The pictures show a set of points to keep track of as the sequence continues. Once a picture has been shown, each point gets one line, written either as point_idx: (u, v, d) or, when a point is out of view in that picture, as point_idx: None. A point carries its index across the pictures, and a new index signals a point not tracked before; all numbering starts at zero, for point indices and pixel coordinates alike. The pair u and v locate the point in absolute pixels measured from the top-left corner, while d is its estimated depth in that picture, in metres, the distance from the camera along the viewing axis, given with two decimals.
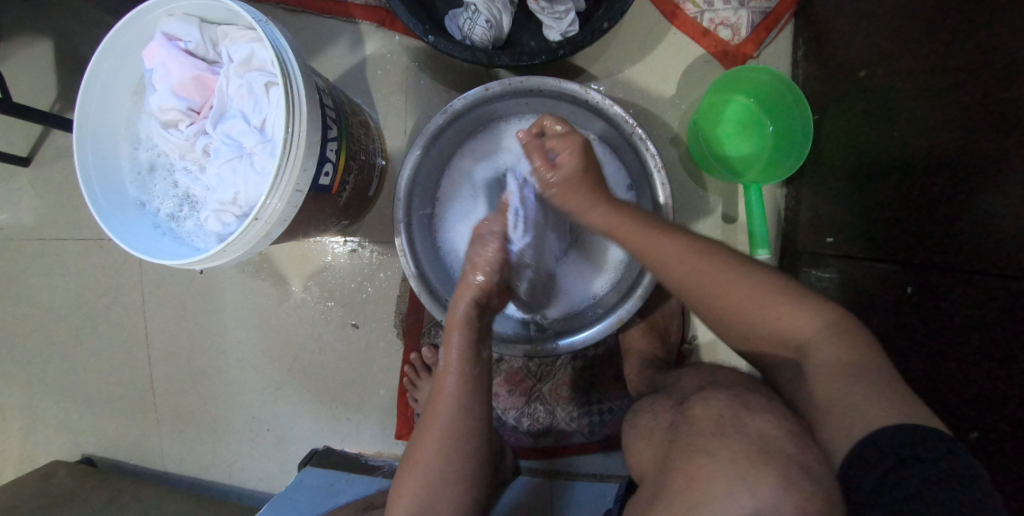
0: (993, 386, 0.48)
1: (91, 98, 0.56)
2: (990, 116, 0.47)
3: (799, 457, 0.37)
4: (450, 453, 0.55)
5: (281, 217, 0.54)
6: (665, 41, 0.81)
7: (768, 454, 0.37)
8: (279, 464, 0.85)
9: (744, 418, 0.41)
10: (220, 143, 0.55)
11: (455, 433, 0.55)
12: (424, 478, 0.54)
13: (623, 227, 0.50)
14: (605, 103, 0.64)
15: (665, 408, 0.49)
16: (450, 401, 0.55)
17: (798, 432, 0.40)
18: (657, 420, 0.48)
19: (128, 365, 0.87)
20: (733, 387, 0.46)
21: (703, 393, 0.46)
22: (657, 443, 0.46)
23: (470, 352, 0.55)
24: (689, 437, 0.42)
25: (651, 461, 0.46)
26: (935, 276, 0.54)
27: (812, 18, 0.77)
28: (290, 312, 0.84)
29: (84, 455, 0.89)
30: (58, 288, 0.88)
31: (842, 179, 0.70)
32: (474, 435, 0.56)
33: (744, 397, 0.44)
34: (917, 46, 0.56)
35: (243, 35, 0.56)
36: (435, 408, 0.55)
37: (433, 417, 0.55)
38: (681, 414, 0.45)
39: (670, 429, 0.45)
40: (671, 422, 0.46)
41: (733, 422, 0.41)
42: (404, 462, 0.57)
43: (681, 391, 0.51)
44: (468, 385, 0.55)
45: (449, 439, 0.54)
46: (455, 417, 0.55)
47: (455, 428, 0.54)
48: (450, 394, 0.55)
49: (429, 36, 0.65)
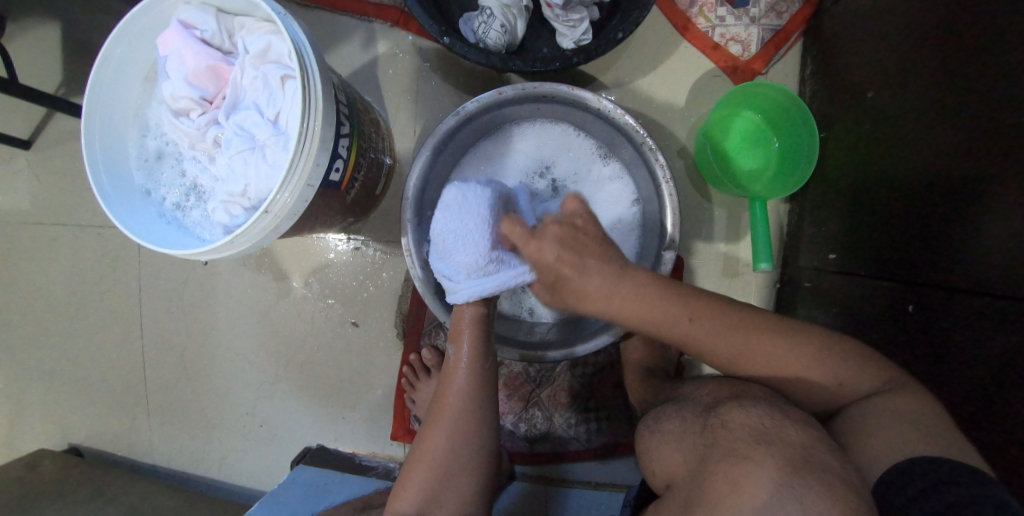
0: (990, 407, 0.48)
1: (102, 83, 0.55)
2: (999, 140, 0.48)
3: (841, 471, 0.38)
4: (460, 449, 0.55)
5: (291, 211, 0.54)
6: (676, 54, 0.82)
7: (811, 465, 0.37)
8: (270, 461, 0.84)
9: (786, 428, 0.41)
10: (232, 134, 0.55)
11: (463, 429, 0.56)
12: (432, 475, 0.54)
13: (664, 310, 0.49)
14: (616, 112, 0.65)
15: (695, 414, 0.49)
16: (460, 394, 0.56)
17: (833, 446, 0.41)
18: (686, 426, 0.48)
19: (121, 355, 0.86)
20: (768, 399, 0.46)
21: (741, 400, 0.46)
22: (686, 449, 0.45)
23: (482, 348, 0.58)
24: (728, 441, 0.41)
25: (678, 467, 0.45)
26: (933, 296, 0.56)
27: (820, 38, 0.78)
28: (290, 308, 0.83)
29: (71, 445, 0.87)
30: (52, 274, 0.86)
31: (846, 198, 0.71)
32: (482, 436, 0.57)
33: (786, 410, 0.44)
34: (923, 71, 0.58)
35: (260, 27, 0.55)
36: (442, 407, 0.56)
37: (440, 416, 0.56)
38: (714, 419, 0.45)
39: (702, 433, 0.45)
40: (702, 427, 0.46)
41: (774, 430, 0.41)
42: (407, 461, 0.57)
43: (707, 399, 0.51)
44: (475, 385, 0.57)
45: (457, 436, 0.55)
46: (466, 410, 0.56)
47: (462, 427, 0.55)
48: (459, 392, 0.56)
49: (444, 37, 0.65)
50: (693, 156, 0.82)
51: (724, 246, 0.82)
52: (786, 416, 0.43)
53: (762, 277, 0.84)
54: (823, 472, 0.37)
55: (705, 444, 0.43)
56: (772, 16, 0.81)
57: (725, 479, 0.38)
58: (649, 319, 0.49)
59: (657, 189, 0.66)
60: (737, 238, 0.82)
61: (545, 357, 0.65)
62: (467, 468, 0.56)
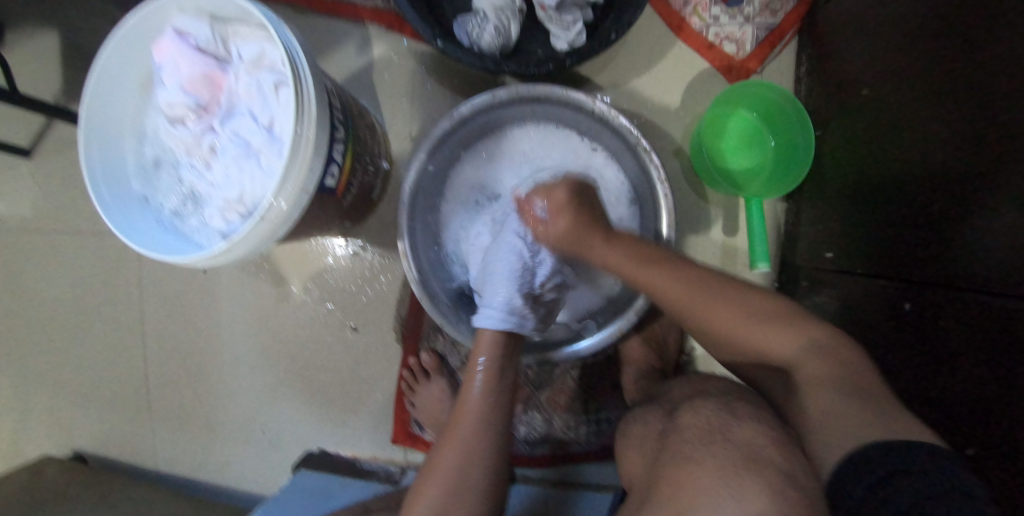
0: (987, 404, 0.48)
1: (99, 92, 0.56)
2: (989, 137, 0.48)
3: (796, 468, 0.38)
4: (474, 461, 0.55)
5: (287, 217, 0.54)
6: (671, 53, 0.82)
7: (759, 462, 0.38)
8: (272, 465, 0.84)
9: (731, 427, 0.42)
10: (229, 141, 0.56)
11: (479, 438, 0.56)
12: (444, 486, 0.53)
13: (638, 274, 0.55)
14: (610, 113, 0.65)
15: (656, 417, 0.50)
16: (469, 424, 0.56)
17: (788, 442, 0.41)
18: (646, 429, 0.50)
19: (123, 360, 0.86)
20: (718, 398, 0.48)
21: (693, 401, 0.47)
22: (647, 451, 0.47)
23: (492, 383, 0.59)
24: (678, 443, 0.43)
25: (638, 468, 0.47)
26: (931, 293, 0.55)
27: (816, 35, 0.78)
28: (288, 313, 0.84)
29: (75, 451, 0.88)
30: (53, 281, 0.87)
31: (841, 195, 0.71)
32: (491, 449, 0.56)
33: (737, 409, 0.45)
34: (917, 67, 0.58)
35: (254, 34, 0.56)
36: (459, 416, 0.57)
37: (458, 425, 0.57)
38: (673, 421, 0.47)
39: (658, 435, 0.47)
40: (660, 429, 0.47)
41: (719, 430, 0.42)
42: (421, 471, 0.56)
43: (670, 401, 0.52)
44: (496, 399, 0.58)
45: (471, 447, 0.55)
46: (473, 440, 0.56)
47: (476, 439, 0.56)
48: (475, 403, 0.58)
49: (437, 41, 0.66)
50: (689, 155, 0.82)
51: (721, 246, 0.82)
52: (734, 415, 0.44)
53: (760, 276, 0.84)
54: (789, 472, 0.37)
55: (659, 446, 0.45)
56: (766, 14, 0.80)
57: (673, 480, 0.40)
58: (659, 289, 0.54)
59: (653, 189, 0.66)
60: (733, 238, 0.82)
61: (550, 359, 0.66)
62: (478, 484, 0.54)
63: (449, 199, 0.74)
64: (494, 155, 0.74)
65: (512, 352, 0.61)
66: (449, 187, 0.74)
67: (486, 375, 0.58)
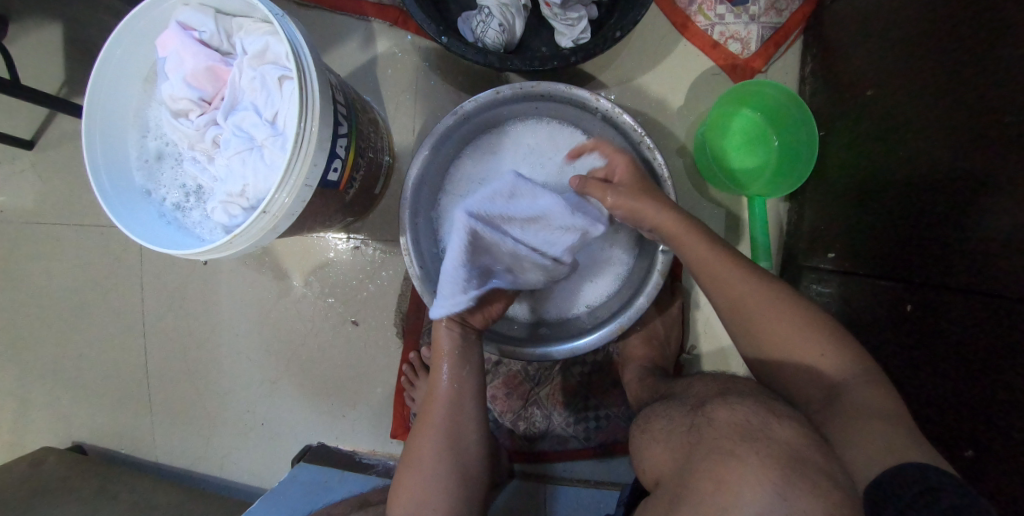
0: (987, 405, 0.48)
1: (102, 84, 0.56)
2: (992, 139, 0.48)
3: (799, 466, 0.38)
4: (445, 453, 0.57)
5: (290, 211, 0.54)
6: (675, 52, 0.82)
7: (766, 461, 0.38)
8: (272, 459, 0.84)
9: (773, 425, 0.41)
10: (230, 134, 0.55)
11: (450, 430, 0.57)
12: (421, 476, 0.55)
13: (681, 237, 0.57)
14: (614, 110, 0.64)
15: (683, 413, 0.50)
16: (442, 403, 0.59)
17: (820, 441, 0.41)
18: (672, 425, 0.49)
19: (125, 353, 0.86)
20: (754, 396, 0.47)
21: (727, 398, 0.46)
22: (674, 447, 0.46)
23: (459, 360, 0.60)
24: (713, 439, 0.42)
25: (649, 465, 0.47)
26: (931, 295, 0.55)
27: (821, 35, 0.78)
28: (290, 307, 0.84)
29: (75, 442, 0.88)
30: (56, 274, 0.87)
31: (844, 196, 0.71)
32: (465, 439, 0.58)
33: (773, 406, 0.44)
34: (922, 69, 0.58)
35: (258, 28, 0.56)
36: (428, 409, 0.59)
37: (428, 419, 0.58)
38: (701, 417, 0.46)
39: (688, 431, 0.46)
40: (689, 425, 0.46)
41: (758, 427, 0.41)
42: (402, 461, 0.58)
43: (696, 398, 0.52)
44: (461, 391, 0.59)
45: (443, 438, 0.57)
46: (446, 417, 0.58)
47: (446, 430, 0.57)
48: (444, 396, 0.59)
49: (442, 36, 0.65)
50: (692, 154, 0.82)
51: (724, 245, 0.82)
52: (772, 412, 0.43)
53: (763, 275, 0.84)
54: (816, 471, 0.37)
55: (691, 441, 0.44)
56: (772, 14, 0.81)
57: (711, 477, 0.39)
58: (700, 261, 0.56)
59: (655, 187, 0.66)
60: (736, 236, 0.82)
61: (550, 355, 0.65)
62: (452, 472, 0.56)
63: (452, 193, 0.74)
64: (497, 149, 0.74)
65: (474, 345, 0.62)
66: (451, 180, 0.74)
67: (449, 352, 0.60)
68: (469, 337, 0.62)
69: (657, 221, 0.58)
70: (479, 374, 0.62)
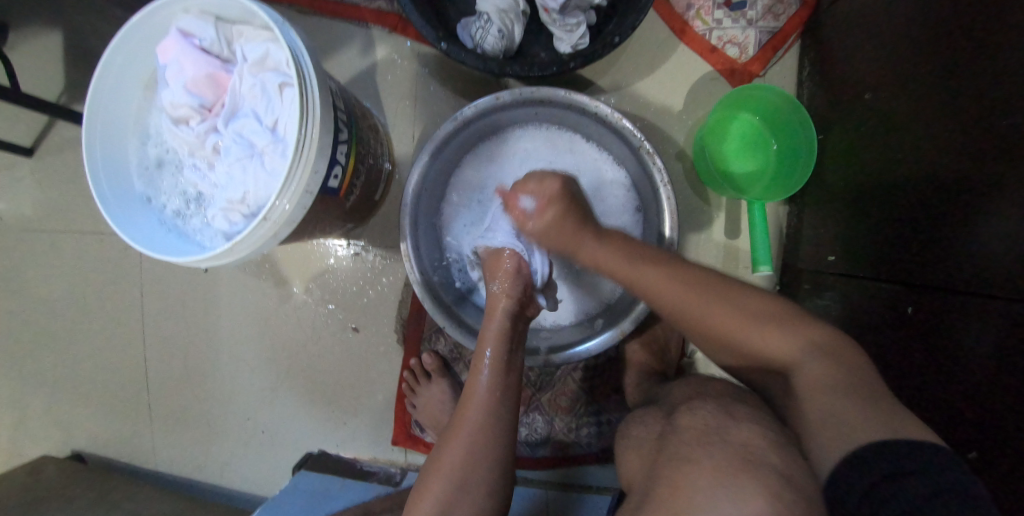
0: (992, 408, 0.47)
1: (103, 91, 0.56)
2: (993, 141, 0.48)
3: (799, 471, 0.38)
4: (475, 458, 0.54)
5: (290, 218, 0.54)
6: (673, 56, 0.82)
7: (764, 465, 0.38)
8: (272, 466, 0.84)
9: (727, 426, 0.43)
10: (231, 142, 0.55)
11: (480, 438, 0.55)
12: (448, 483, 0.53)
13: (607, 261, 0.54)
14: (613, 116, 0.64)
15: (656, 420, 0.50)
16: (481, 404, 0.56)
17: (782, 442, 0.42)
18: (645, 432, 0.50)
19: (125, 361, 0.86)
20: (737, 400, 0.47)
21: (690, 403, 0.48)
22: (643, 453, 0.47)
23: (502, 362, 0.58)
24: (674, 443, 0.43)
25: (636, 471, 0.47)
26: (932, 298, 0.55)
27: (819, 39, 0.78)
28: (290, 313, 0.84)
29: (74, 451, 0.87)
30: (55, 281, 0.87)
31: (842, 200, 0.72)
32: (501, 445, 0.56)
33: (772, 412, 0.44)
34: (920, 73, 0.58)
35: (258, 35, 0.56)
36: (463, 415, 0.56)
37: (463, 419, 0.56)
38: (670, 426, 0.47)
39: (656, 437, 0.47)
40: (659, 434, 0.47)
41: (740, 432, 0.41)
42: (427, 467, 0.56)
43: (669, 403, 0.52)
44: (500, 396, 0.57)
45: (475, 448, 0.54)
46: (485, 420, 0.55)
47: (481, 439, 0.54)
48: (483, 401, 0.56)
49: (440, 43, 0.66)
50: (691, 158, 0.82)
51: (723, 249, 0.82)
52: (732, 415, 0.45)
53: (761, 279, 0.84)
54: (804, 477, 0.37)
55: (656, 447, 0.45)
56: (769, 18, 0.81)
57: (668, 481, 0.40)
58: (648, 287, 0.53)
59: (656, 192, 0.66)
60: (735, 240, 0.82)
61: (550, 361, 0.65)
62: (486, 474, 0.54)
63: (452, 202, 0.74)
64: (496, 157, 0.74)
65: (519, 350, 0.60)
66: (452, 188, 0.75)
67: (494, 358, 0.57)
68: (514, 341, 0.60)
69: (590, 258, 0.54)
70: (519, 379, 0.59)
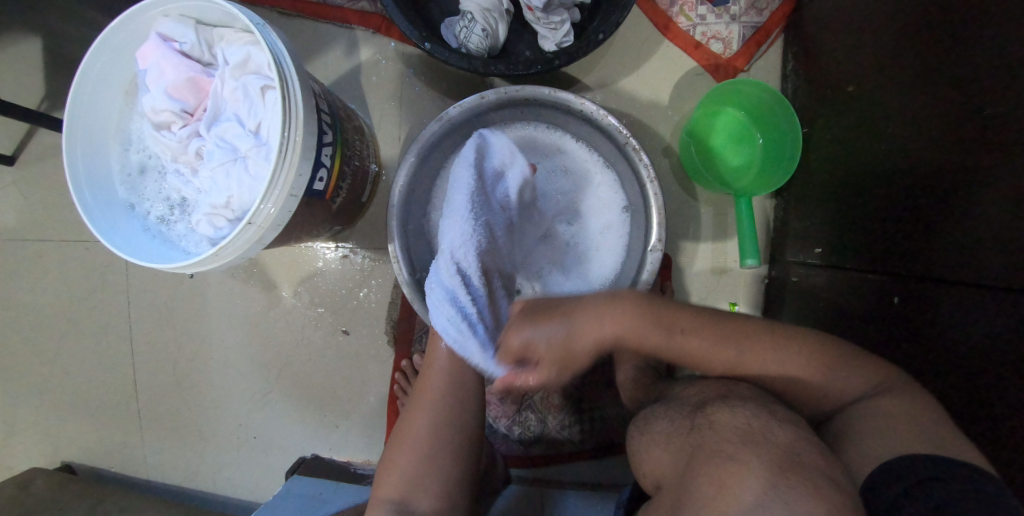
0: (979, 394, 0.48)
1: (82, 97, 0.55)
2: (974, 133, 0.48)
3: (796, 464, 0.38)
4: (438, 421, 0.58)
5: (276, 221, 0.54)
6: (658, 53, 0.83)
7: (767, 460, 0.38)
8: (265, 472, 0.83)
9: (755, 430, 0.42)
10: (214, 146, 0.55)
11: (441, 401, 0.59)
12: (413, 443, 0.57)
13: (638, 331, 0.53)
14: (599, 113, 0.65)
15: (682, 414, 0.50)
16: (441, 370, 0.60)
17: (816, 441, 0.41)
18: (671, 427, 0.50)
19: (114, 369, 0.85)
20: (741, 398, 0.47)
21: (728, 401, 0.47)
22: (673, 450, 0.47)
23: None
24: (715, 442, 0.42)
25: (666, 468, 0.47)
26: (916, 287, 0.56)
27: (801, 33, 0.79)
28: (280, 318, 0.83)
29: (63, 462, 0.86)
30: (41, 291, 0.86)
31: (827, 193, 0.72)
32: (462, 409, 0.59)
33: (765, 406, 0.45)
34: (903, 65, 0.58)
35: (239, 38, 0.55)
36: (426, 379, 0.60)
37: (426, 385, 0.60)
38: (702, 418, 0.47)
39: (689, 433, 0.47)
40: (689, 427, 0.47)
41: (747, 431, 0.41)
42: (396, 430, 0.60)
43: (693, 400, 0.52)
44: (458, 362, 0.60)
45: (436, 407, 0.58)
46: (444, 385, 0.59)
47: (439, 399, 0.59)
48: (440, 373, 0.60)
49: (425, 43, 0.65)
50: (677, 154, 0.82)
51: (712, 244, 0.83)
52: (774, 417, 0.44)
53: (750, 273, 0.84)
54: (805, 468, 0.38)
55: (691, 444, 0.45)
56: (752, 13, 0.82)
57: (709, 479, 0.39)
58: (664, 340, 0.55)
59: (642, 189, 0.66)
60: (725, 235, 0.83)
61: None
62: (448, 437, 0.58)
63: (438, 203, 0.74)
64: None
65: None
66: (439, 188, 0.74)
67: None
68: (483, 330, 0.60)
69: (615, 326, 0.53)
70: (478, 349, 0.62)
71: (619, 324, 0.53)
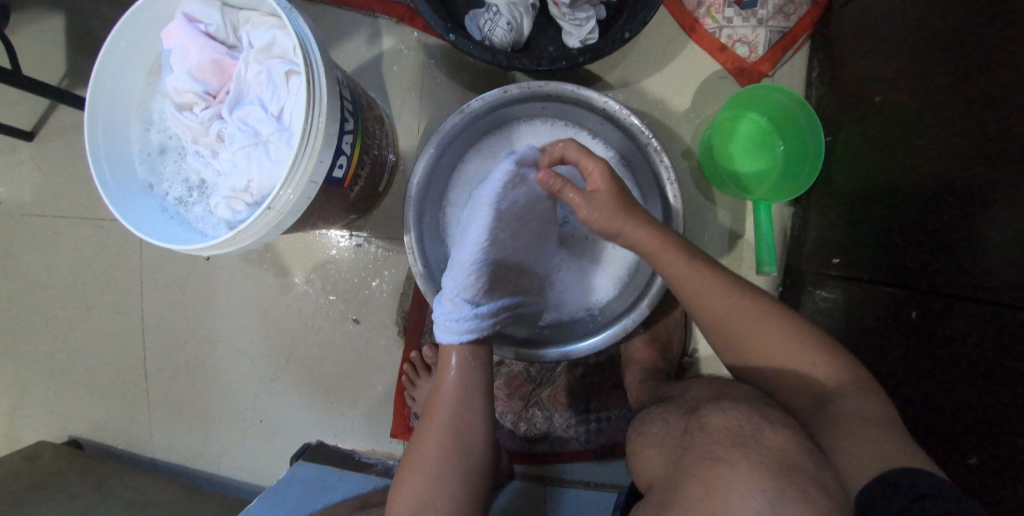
0: (992, 412, 0.47)
1: (106, 75, 0.55)
2: (999, 148, 0.48)
3: (792, 471, 0.38)
4: (447, 451, 0.56)
5: (295, 207, 0.54)
6: (682, 54, 0.82)
7: (764, 467, 0.38)
8: (270, 456, 0.84)
9: (750, 432, 0.41)
10: (235, 129, 0.55)
11: (450, 430, 0.56)
12: (422, 473, 0.54)
13: (660, 252, 0.54)
14: (621, 112, 0.64)
15: (677, 417, 0.50)
16: (448, 397, 0.57)
17: (814, 449, 0.41)
18: (666, 429, 0.49)
19: (125, 347, 0.86)
20: (743, 401, 0.47)
21: (721, 402, 0.46)
22: (665, 452, 0.46)
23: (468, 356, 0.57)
24: (705, 444, 0.42)
25: (658, 469, 0.47)
26: (935, 302, 0.55)
27: (829, 40, 0.77)
28: (291, 304, 0.83)
29: (71, 437, 0.87)
30: (55, 266, 0.86)
31: (847, 203, 0.71)
32: (472, 435, 0.57)
33: (767, 412, 0.44)
34: (931, 76, 0.57)
35: (265, 21, 0.55)
36: (433, 407, 0.58)
37: (434, 414, 0.57)
38: (695, 422, 0.46)
39: (682, 435, 0.46)
40: (683, 430, 0.46)
41: (742, 434, 0.41)
42: (405, 458, 0.57)
43: (691, 401, 0.52)
44: (467, 386, 0.57)
45: (445, 437, 0.56)
46: (453, 414, 0.57)
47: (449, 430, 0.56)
48: (448, 398, 0.57)
49: (449, 34, 0.65)
50: (697, 156, 0.82)
51: (727, 249, 0.82)
52: (769, 420, 0.43)
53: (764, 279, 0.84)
54: (800, 475, 0.38)
55: (683, 446, 0.44)
56: (780, 17, 0.80)
57: (700, 480, 0.39)
58: (694, 289, 0.54)
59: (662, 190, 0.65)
60: (739, 240, 0.82)
61: (539, 356, 0.65)
62: (458, 467, 0.55)
63: (456, 195, 0.73)
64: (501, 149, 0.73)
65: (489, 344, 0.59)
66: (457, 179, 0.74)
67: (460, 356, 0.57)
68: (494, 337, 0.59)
69: (637, 239, 0.55)
70: (488, 362, 0.60)
71: (645, 239, 0.54)
